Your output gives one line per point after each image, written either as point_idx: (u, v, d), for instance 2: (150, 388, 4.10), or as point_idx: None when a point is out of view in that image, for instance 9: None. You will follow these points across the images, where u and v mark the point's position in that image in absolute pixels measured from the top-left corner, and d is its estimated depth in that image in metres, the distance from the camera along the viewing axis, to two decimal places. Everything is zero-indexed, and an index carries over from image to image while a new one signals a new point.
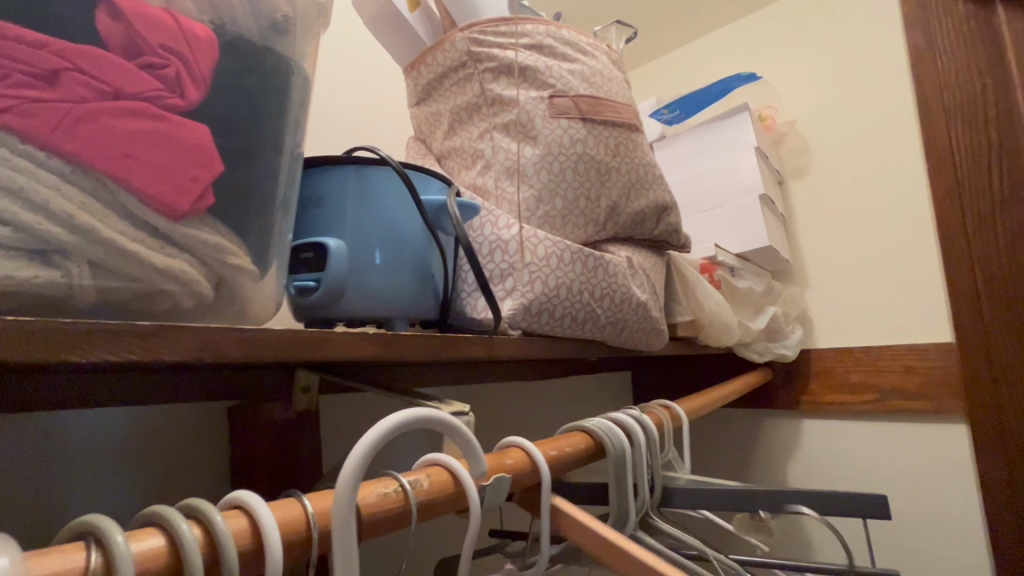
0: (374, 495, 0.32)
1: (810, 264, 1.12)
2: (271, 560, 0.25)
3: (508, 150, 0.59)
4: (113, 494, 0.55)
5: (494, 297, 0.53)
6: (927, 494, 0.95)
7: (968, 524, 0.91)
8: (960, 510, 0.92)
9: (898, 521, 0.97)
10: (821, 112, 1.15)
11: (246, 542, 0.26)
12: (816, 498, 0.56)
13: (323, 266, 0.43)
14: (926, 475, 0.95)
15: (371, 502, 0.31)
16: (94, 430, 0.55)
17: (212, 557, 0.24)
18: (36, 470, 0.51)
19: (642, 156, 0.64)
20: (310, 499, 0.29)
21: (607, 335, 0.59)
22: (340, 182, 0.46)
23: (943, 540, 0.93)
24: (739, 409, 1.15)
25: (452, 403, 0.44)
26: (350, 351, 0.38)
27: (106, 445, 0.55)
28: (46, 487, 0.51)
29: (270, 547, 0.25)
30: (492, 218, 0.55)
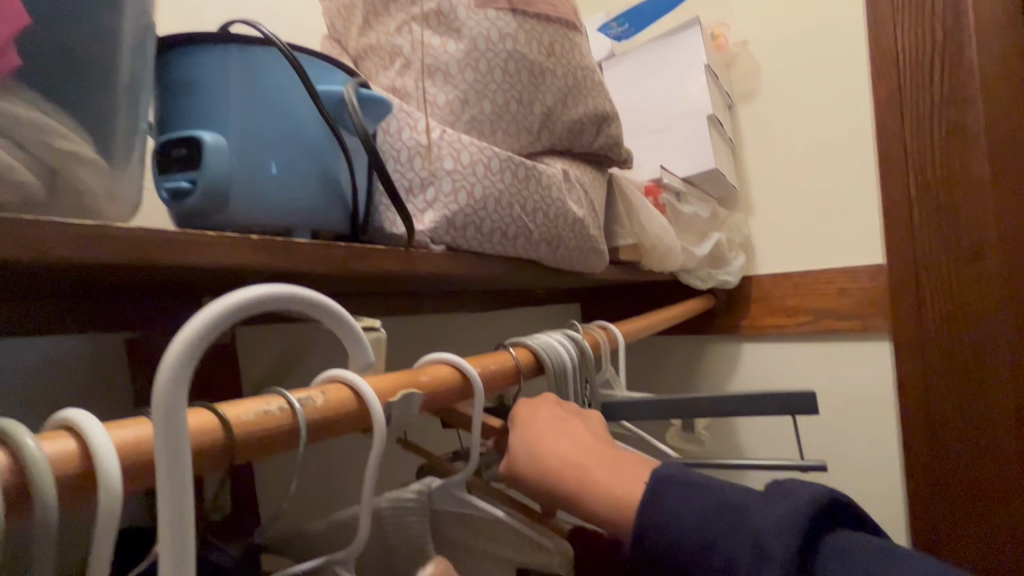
0: (250, 413, 0.28)
1: (755, 191, 1.12)
2: (106, 486, 0.21)
3: (428, 45, 0.52)
4: None
5: (414, 209, 0.48)
6: (850, 408, 1.01)
7: (885, 432, 0.98)
8: (878, 420, 0.99)
9: (823, 433, 1.03)
10: (773, 31, 1.11)
11: (71, 466, 0.21)
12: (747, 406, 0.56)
13: (198, 164, 0.37)
14: (851, 391, 1.01)
15: (249, 421, 0.28)
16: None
17: (22, 484, 0.20)
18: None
19: (580, 59, 0.58)
20: None
21: (540, 252, 0.56)
22: (215, 65, 0.38)
23: (862, 448, 1.00)
24: (682, 336, 1.17)
25: (361, 318, 0.39)
26: (228, 258, 0.33)
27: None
28: None
29: (104, 471, 0.21)
30: (410, 122, 0.49)
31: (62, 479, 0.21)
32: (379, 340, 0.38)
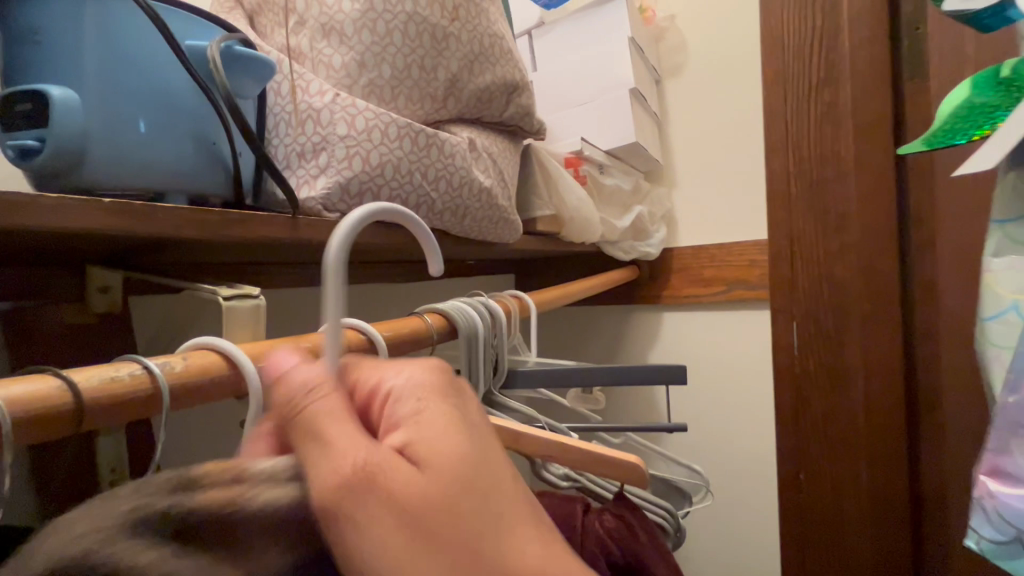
0: (97, 378, 0.27)
1: (678, 165, 1.16)
2: None
3: (323, 3, 0.50)
4: None
5: (306, 175, 0.47)
6: (756, 372, 1.09)
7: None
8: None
9: (732, 396, 1.11)
10: (699, 7, 1.13)
11: None
12: (640, 370, 0.61)
13: (46, 120, 0.34)
14: (757, 357, 1.09)
15: (95, 387, 0.27)
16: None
17: None
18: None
19: (487, 25, 0.57)
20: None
21: (445, 222, 0.56)
22: (66, 12, 0.36)
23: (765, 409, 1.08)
24: (609, 307, 1.21)
25: (239, 286, 0.38)
26: (75, 222, 0.31)
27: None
28: None
29: None
30: (302, 84, 0.48)
31: None
32: (257, 307, 0.38)
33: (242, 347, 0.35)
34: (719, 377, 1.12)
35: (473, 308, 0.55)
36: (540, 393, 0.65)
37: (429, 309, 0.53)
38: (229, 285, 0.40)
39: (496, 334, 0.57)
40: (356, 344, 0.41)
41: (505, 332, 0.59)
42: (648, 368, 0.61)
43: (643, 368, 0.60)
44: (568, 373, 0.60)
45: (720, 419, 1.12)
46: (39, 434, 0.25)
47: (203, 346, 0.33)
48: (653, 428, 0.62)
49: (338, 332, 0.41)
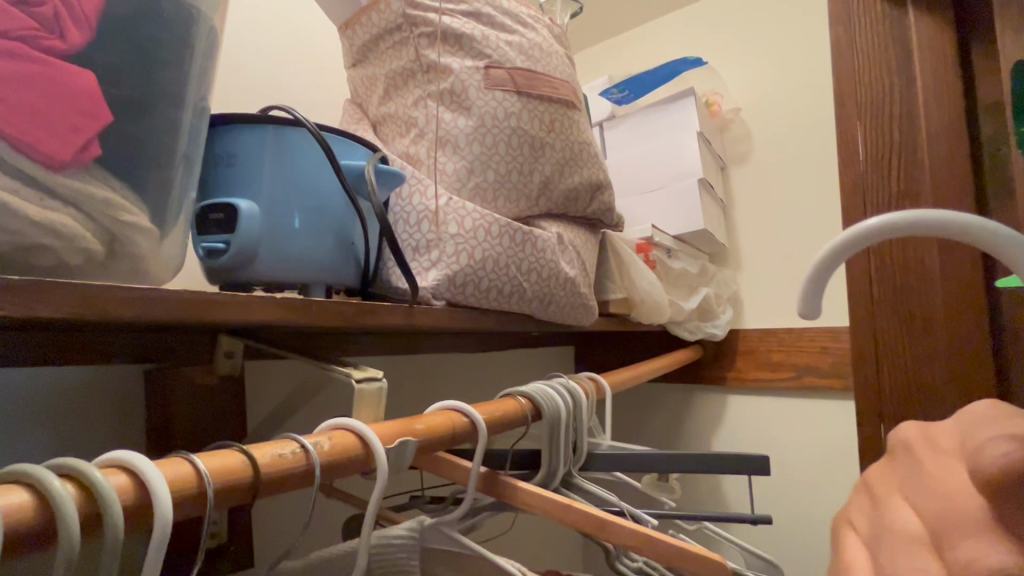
0: (269, 455, 0.32)
1: (743, 248, 1.18)
2: (158, 513, 0.25)
3: (441, 119, 0.58)
4: (19, 457, 0.53)
5: (419, 267, 0.53)
6: (830, 466, 1.04)
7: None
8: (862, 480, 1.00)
9: (806, 489, 1.05)
10: (763, 101, 1.19)
11: (128, 497, 0.25)
12: (717, 461, 0.61)
13: (232, 227, 0.42)
14: (831, 449, 1.04)
15: (270, 463, 0.32)
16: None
17: (91, 512, 0.24)
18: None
19: (577, 134, 0.64)
20: (201, 459, 0.29)
21: (533, 308, 0.60)
22: (254, 141, 0.44)
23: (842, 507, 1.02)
24: (671, 385, 1.20)
25: (366, 369, 0.43)
26: (254, 316, 0.37)
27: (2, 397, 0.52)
28: None
29: (157, 502, 0.25)
30: (421, 188, 0.55)
31: (123, 507, 0.25)
32: (381, 390, 0.42)
33: (368, 427, 0.40)
34: (788, 466, 1.07)
35: (557, 391, 0.58)
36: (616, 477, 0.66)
37: (516, 392, 0.56)
38: (356, 366, 0.45)
39: (576, 416, 0.60)
40: (460, 427, 0.45)
41: (584, 414, 0.62)
42: (733, 456, 0.61)
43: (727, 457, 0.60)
44: (649, 459, 0.61)
45: (791, 516, 1.06)
46: (224, 502, 0.30)
47: (342, 426, 0.37)
48: (735, 520, 0.61)
49: (443, 414, 0.45)
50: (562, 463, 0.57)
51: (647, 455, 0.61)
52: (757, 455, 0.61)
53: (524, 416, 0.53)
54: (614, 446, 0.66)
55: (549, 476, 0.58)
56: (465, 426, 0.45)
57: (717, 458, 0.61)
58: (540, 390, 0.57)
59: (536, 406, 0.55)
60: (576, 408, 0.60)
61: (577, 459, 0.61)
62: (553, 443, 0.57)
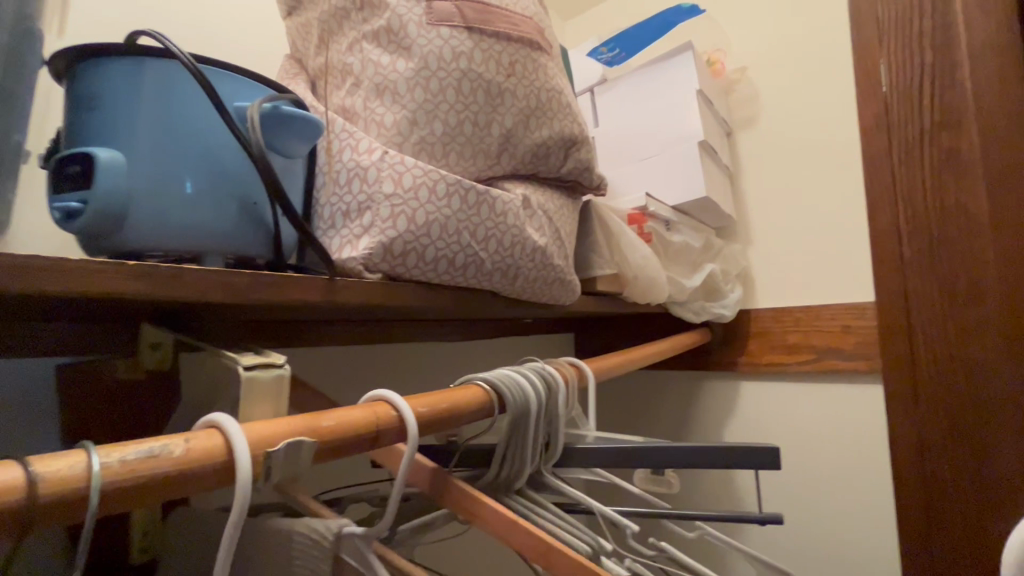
0: (60, 472, 0.23)
1: (753, 220, 1.07)
2: None
3: (378, 64, 0.49)
4: None
5: (349, 235, 0.45)
6: (857, 458, 0.93)
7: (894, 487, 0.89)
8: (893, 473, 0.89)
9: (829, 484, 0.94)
10: (771, 57, 1.08)
11: None
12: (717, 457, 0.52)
13: (90, 183, 0.34)
14: (858, 440, 0.93)
15: (59, 484, 0.23)
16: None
17: None
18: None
19: (545, 80, 0.55)
20: None
21: (496, 283, 0.52)
22: (123, 80, 0.36)
23: (871, 504, 0.91)
24: (677, 373, 1.11)
25: (264, 354, 0.35)
26: (99, 285, 0.29)
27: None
28: None
29: None
30: (353, 143, 0.47)
31: None
32: (281, 377, 0.34)
33: (256, 424, 0.31)
34: (809, 459, 0.97)
35: (522, 376, 0.49)
36: (602, 477, 0.57)
37: (472, 379, 0.48)
38: (256, 352, 0.36)
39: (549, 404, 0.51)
40: (386, 422, 0.36)
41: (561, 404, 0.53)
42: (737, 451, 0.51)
43: (727, 450, 0.51)
44: (635, 454, 0.52)
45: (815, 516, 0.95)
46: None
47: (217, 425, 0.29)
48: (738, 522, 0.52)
49: (366, 407, 0.37)
50: (529, 460, 0.49)
51: (633, 450, 0.52)
52: (764, 447, 0.51)
53: (482, 409, 0.45)
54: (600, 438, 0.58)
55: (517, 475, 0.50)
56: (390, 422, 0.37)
57: (718, 453, 0.51)
58: (509, 375, 0.49)
59: (498, 394, 0.47)
60: (550, 396, 0.51)
61: (551, 455, 0.53)
62: (520, 438, 0.48)
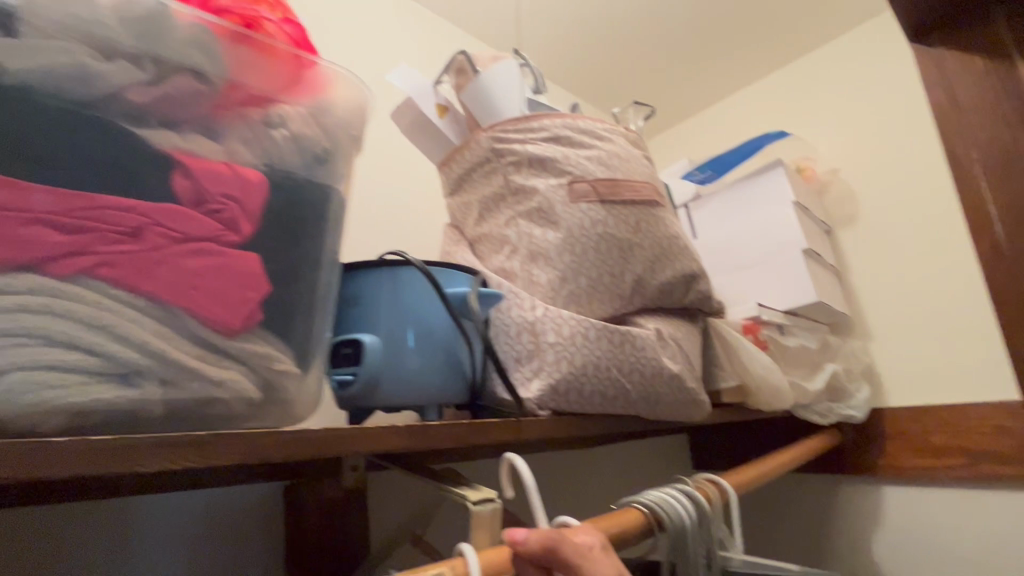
0: None
1: (868, 315, 1.07)
2: None
3: (532, 235, 0.62)
4: None
5: (523, 377, 0.55)
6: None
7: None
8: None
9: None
10: (863, 160, 1.13)
11: None
12: None
13: (359, 360, 0.47)
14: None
15: None
16: (156, 512, 0.57)
17: None
18: (100, 549, 0.54)
19: (665, 230, 0.65)
20: None
21: (640, 409, 0.59)
22: (374, 283, 0.51)
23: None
24: (807, 476, 1.06)
25: (480, 489, 0.44)
26: (382, 443, 0.41)
27: (165, 524, 0.58)
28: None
29: None
30: (518, 301, 0.58)
31: None
32: (495, 510, 0.43)
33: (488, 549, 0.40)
34: None
35: (674, 498, 0.54)
36: None
37: (631, 501, 0.54)
38: (469, 485, 0.46)
39: (701, 522, 0.56)
40: None
41: (710, 524, 0.57)
42: None
43: None
44: None
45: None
46: None
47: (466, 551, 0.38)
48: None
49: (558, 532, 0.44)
50: None
51: None
52: None
53: (644, 531, 0.50)
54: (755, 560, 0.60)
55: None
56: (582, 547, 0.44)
57: None
58: (664, 496, 0.55)
59: (658, 516, 0.52)
60: (700, 515, 0.56)
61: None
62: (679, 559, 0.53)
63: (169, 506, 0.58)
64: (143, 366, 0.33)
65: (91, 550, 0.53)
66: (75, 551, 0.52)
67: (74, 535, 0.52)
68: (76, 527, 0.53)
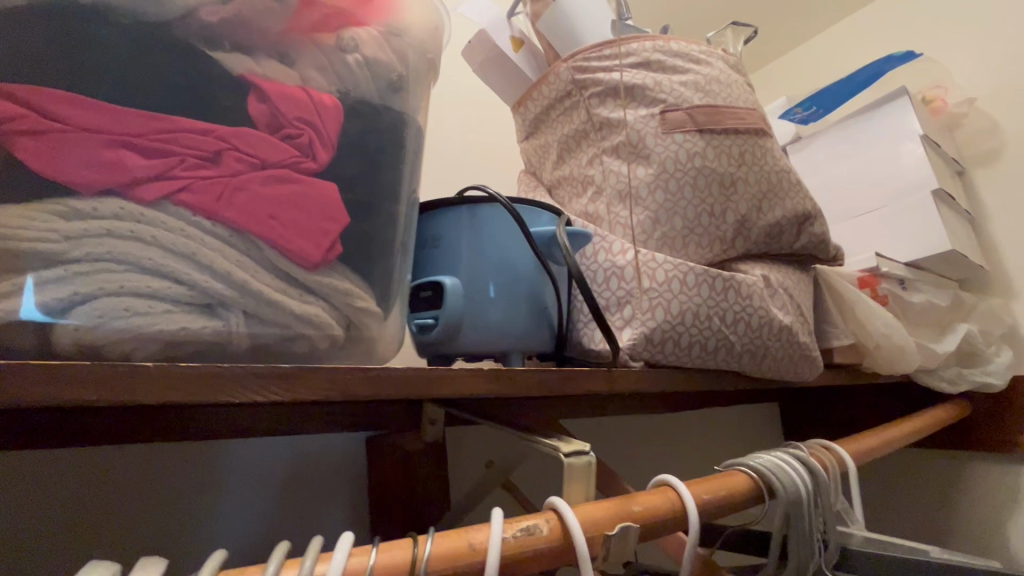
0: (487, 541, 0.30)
1: (1012, 269, 0.91)
2: None
3: (620, 173, 0.56)
4: (264, 523, 0.58)
5: (612, 326, 0.50)
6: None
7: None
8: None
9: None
10: (1009, 86, 0.96)
11: None
12: None
13: (440, 303, 0.44)
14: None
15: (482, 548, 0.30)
16: (250, 456, 0.59)
17: None
18: (202, 490, 0.55)
19: (774, 163, 0.57)
20: (433, 539, 0.29)
21: (745, 364, 0.53)
22: (453, 222, 0.47)
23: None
24: (926, 451, 0.95)
25: (571, 441, 0.40)
26: (469, 387, 0.38)
27: (258, 468, 0.59)
28: (213, 517, 0.55)
29: None
30: (606, 244, 0.53)
31: None
32: (590, 464, 0.39)
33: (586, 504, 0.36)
34: None
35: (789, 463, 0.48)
36: None
37: (736, 464, 0.48)
38: (559, 437, 0.42)
39: (818, 492, 0.49)
40: (680, 510, 0.39)
41: (829, 494, 0.50)
42: None
43: None
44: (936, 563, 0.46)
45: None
46: None
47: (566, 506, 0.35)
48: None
49: (658, 492, 0.40)
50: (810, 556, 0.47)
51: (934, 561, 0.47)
52: None
53: (754, 496, 0.45)
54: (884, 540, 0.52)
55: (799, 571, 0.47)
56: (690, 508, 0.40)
57: None
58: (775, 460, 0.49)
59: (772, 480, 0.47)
60: (818, 484, 0.49)
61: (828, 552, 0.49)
62: (796, 532, 0.47)
63: (261, 451, 0.59)
64: (227, 296, 0.31)
65: (193, 490, 0.55)
66: (179, 490, 0.54)
67: (178, 475, 0.54)
68: (180, 467, 0.54)
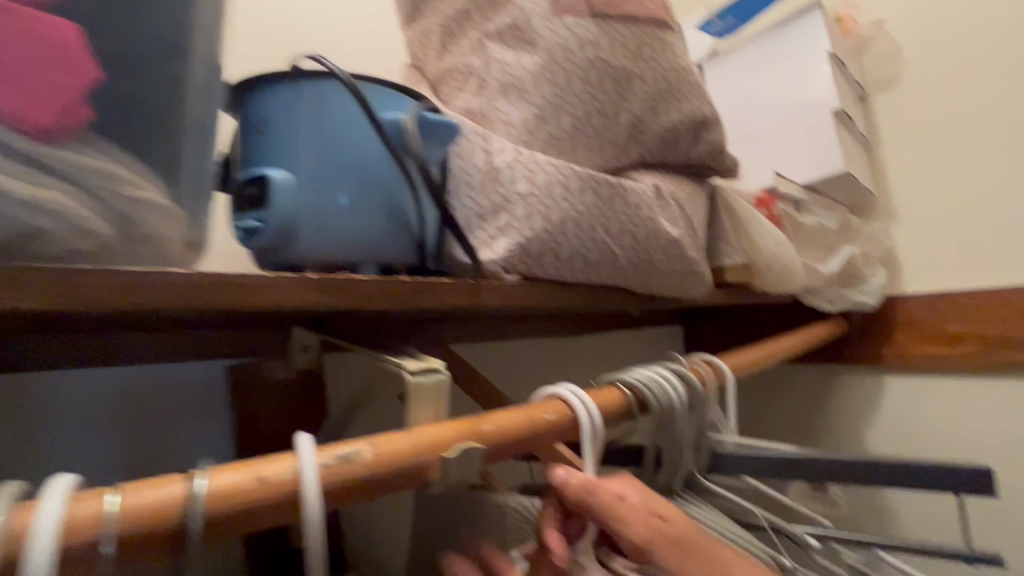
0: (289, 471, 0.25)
1: (896, 194, 0.95)
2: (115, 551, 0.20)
3: (505, 62, 0.49)
4: (100, 453, 0.53)
5: (486, 237, 0.45)
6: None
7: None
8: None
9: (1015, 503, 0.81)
10: (916, 9, 0.96)
11: (81, 534, 0.20)
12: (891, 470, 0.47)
13: (267, 202, 0.37)
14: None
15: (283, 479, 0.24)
16: (76, 385, 0.52)
17: (79, 540, 0.20)
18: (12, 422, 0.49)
19: (673, 60, 0.52)
20: (212, 473, 0.23)
21: (630, 279, 0.50)
22: (285, 103, 0.39)
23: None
24: (806, 367, 1.02)
25: (423, 359, 0.35)
26: (290, 299, 0.32)
27: (88, 398, 0.52)
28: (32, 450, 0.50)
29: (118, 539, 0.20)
30: (484, 144, 0.46)
31: (78, 545, 0.20)
32: (441, 383, 0.35)
33: (429, 423, 0.32)
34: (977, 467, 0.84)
35: (669, 377, 0.47)
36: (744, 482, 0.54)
37: (614, 379, 0.46)
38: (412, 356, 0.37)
39: (695, 406, 0.48)
40: (540, 425, 0.36)
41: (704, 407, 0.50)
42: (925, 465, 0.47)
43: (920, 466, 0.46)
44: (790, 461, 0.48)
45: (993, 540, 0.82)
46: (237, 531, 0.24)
47: (404, 429, 0.30)
48: (942, 551, 0.45)
49: (520, 409, 0.36)
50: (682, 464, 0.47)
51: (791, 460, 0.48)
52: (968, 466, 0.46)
53: (626, 410, 0.43)
54: (751, 445, 0.54)
55: (671, 478, 0.48)
56: (551, 424, 0.37)
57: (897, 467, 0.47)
58: (654, 375, 0.47)
59: (648, 394, 0.45)
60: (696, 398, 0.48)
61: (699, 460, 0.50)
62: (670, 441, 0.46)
63: (90, 379, 0.53)
64: None
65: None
66: None
67: None
68: None
